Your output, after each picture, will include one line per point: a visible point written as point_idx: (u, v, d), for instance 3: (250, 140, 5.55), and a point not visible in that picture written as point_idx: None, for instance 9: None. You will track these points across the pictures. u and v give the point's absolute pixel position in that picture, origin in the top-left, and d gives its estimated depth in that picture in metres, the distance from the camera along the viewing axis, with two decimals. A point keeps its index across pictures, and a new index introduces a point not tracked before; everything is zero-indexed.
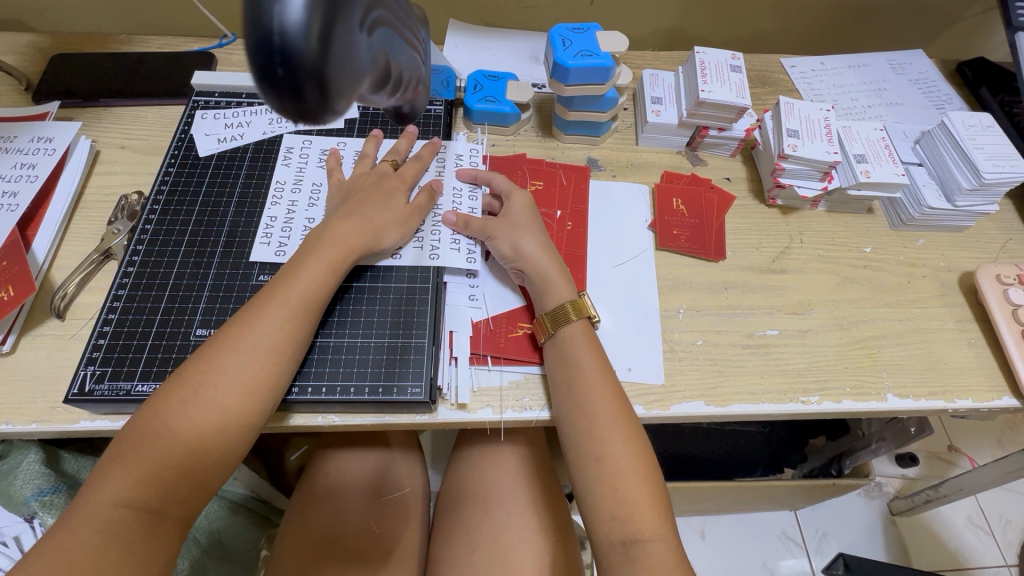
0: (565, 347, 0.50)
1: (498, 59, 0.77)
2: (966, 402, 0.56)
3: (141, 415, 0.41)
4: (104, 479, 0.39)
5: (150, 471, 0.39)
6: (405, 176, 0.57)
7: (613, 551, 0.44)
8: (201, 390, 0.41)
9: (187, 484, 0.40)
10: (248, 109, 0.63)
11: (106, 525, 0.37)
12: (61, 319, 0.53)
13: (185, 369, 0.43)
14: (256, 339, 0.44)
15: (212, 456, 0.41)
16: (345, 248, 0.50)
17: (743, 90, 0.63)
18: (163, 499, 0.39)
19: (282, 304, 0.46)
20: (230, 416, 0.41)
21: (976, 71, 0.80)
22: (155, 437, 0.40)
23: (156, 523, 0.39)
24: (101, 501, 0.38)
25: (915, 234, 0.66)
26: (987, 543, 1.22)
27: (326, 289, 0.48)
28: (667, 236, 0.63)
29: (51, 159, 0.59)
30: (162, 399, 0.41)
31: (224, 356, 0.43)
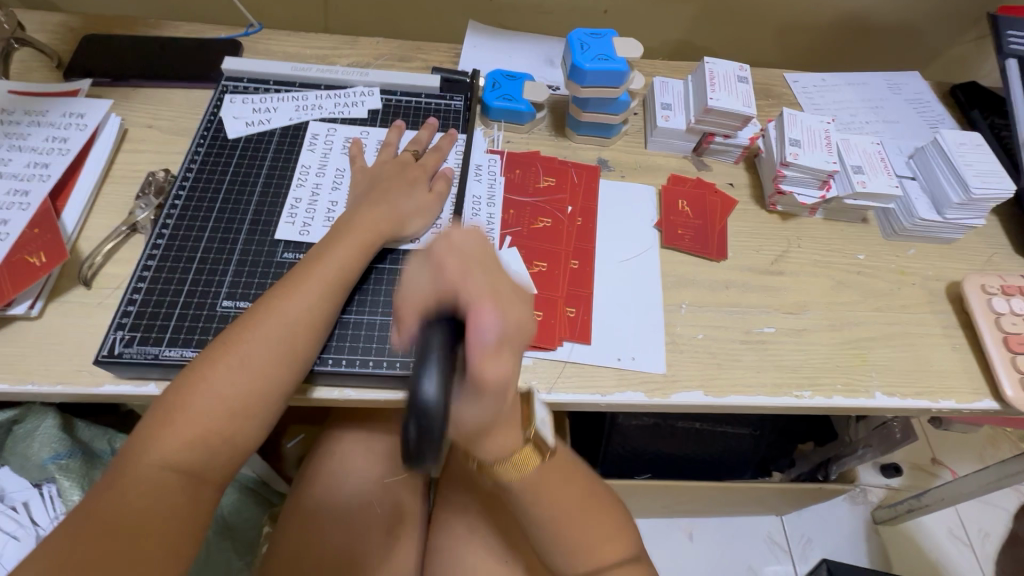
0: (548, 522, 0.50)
1: (515, 60, 0.80)
2: (949, 403, 0.59)
3: (185, 378, 0.44)
4: (152, 440, 0.41)
5: (197, 435, 0.42)
6: (426, 166, 0.61)
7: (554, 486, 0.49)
8: (245, 359, 0.44)
9: (228, 447, 0.44)
10: (275, 95, 0.66)
11: (154, 487, 0.40)
12: (87, 287, 0.54)
13: (227, 337, 0.46)
14: (296, 314, 0.47)
15: (251, 422, 0.44)
16: (373, 232, 0.53)
17: (749, 100, 0.67)
18: (206, 462, 0.42)
19: (319, 281, 0.49)
20: (269, 385, 0.45)
21: (968, 94, 0.84)
22: (201, 402, 0.43)
23: (196, 487, 0.42)
24: (148, 463, 0.41)
25: (907, 244, 0.69)
26: (965, 554, 1.25)
27: (356, 268, 0.52)
28: (672, 236, 0.65)
29: (81, 134, 0.61)
30: (208, 363, 0.44)
31: (265, 328, 0.46)
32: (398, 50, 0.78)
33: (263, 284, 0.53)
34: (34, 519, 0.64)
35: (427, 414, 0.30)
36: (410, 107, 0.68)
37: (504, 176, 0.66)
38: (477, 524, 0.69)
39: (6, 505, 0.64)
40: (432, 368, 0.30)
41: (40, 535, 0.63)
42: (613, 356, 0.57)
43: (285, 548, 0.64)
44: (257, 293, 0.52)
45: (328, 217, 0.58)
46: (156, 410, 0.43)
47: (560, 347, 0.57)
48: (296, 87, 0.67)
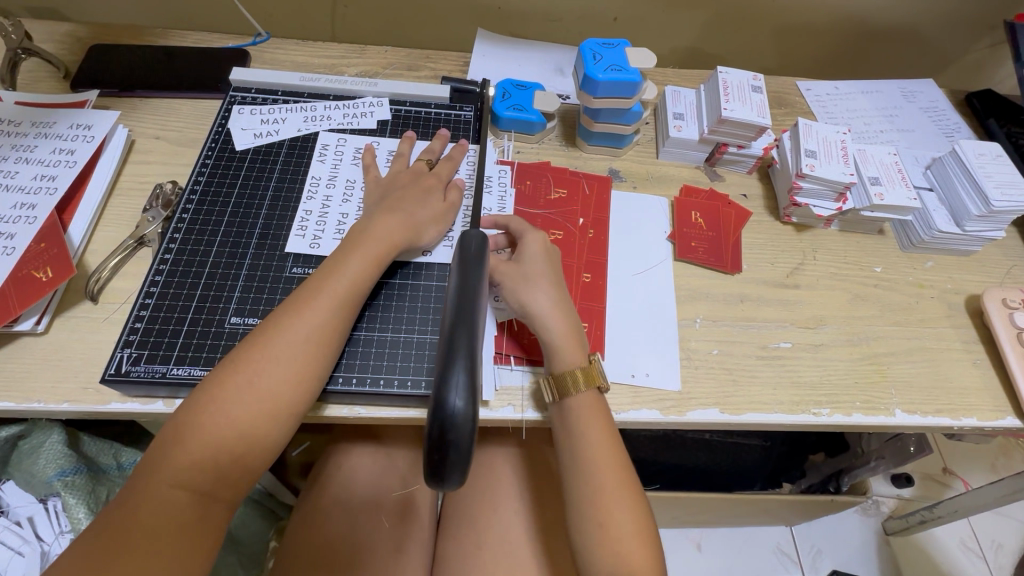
0: (571, 415, 0.50)
1: (524, 69, 0.79)
2: (971, 420, 0.58)
3: (195, 399, 0.43)
4: (161, 463, 0.40)
5: (207, 457, 0.41)
6: (441, 175, 0.59)
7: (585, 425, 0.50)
8: (255, 378, 0.43)
9: (238, 468, 0.43)
10: (283, 106, 0.65)
11: (164, 510, 0.39)
12: (93, 302, 0.53)
13: (237, 356, 0.45)
14: (307, 331, 0.46)
15: (262, 443, 0.43)
16: (385, 244, 0.52)
17: (764, 110, 0.66)
18: (216, 485, 0.41)
19: (330, 297, 0.48)
20: (281, 404, 0.44)
21: (985, 102, 0.83)
22: (211, 423, 0.42)
23: (206, 510, 0.41)
24: (158, 485, 0.40)
25: (924, 256, 0.68)
26: (979, 567, 1.23)
27: (369, 283, 0.50)
28: (685, 248, 0.64)
29: (88, 146, 0.61)
30: (218, 383, 0.43)
31: (276, 347, 0.45)
32: (407, 59, 0.77)
33: (273, 298, 0.52)
34: (39, 534, 0.63)
35: (452, 429, 0.34)
36: (419, 117, 0.67)
37: (514, 187, 0.65)
38: None
39: (11, 520, 0.64)
40: (459, 386, 0.34)
41: (44, 551, 0.62)
42: (627, 372, 0.56)
43: (292, 563, 0.63)
44: (266, 308, 0.52)
45: (338, 230, 0.57)
46: (166, 431, 0.42)
47: None
48: (305, 97, 0.67)
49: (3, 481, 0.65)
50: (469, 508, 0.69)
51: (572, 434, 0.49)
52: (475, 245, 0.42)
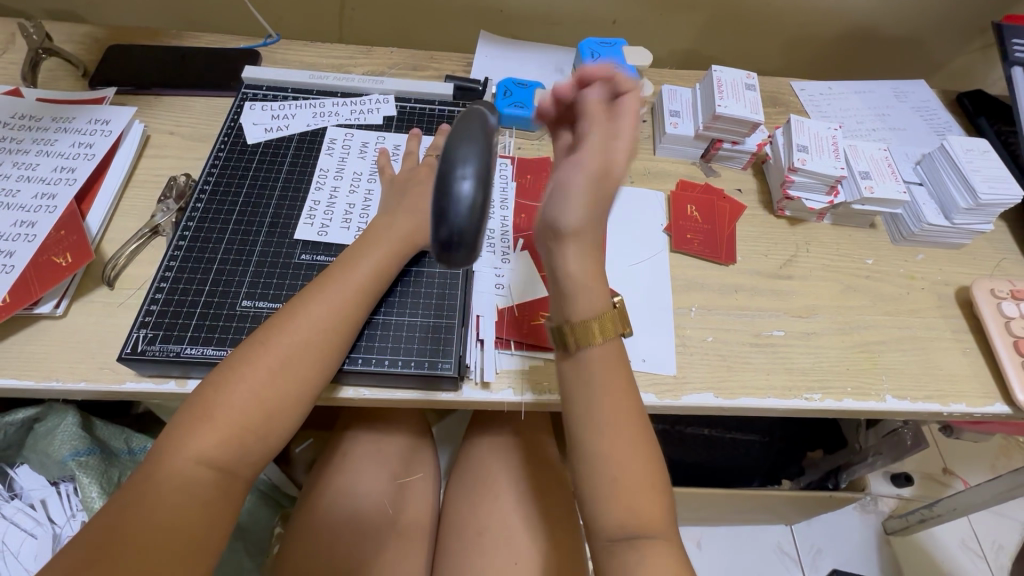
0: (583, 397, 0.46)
1: (526, 69, 0.81)
2: (960, 406, 0.59)
3: (222, 375, 0.44)
4: (188, 436, 0.42)
5: (234, 432, 0.43)
6: None
7: (614, 544, 0.43)
8: (278, 360, 0.45)
9: (258, 446, 0.44)
10: (293, 102, 0.68)
11: (191, 482, 0.41)
12: (110, 287, 0.55)
13: (262, 336, 0.46)
14: (330, 318, 0.48)
15: (283, 421, 0.45)
16: (402, 241, 0.54)
17: (757, 107, 0.68)
18: (239, 459, 0.43)
19: (352, 286, 0.50)
20: (302, 386, 0.46)
21: (975, 102, 0.85)
22: (239, 399, 0.43)
23: (229, 484, 0.43)
24: (183, 459, 0.41)
25: (915, 249, 0.70)
26: (980, 567, 1.23)
27: (386, 273, 0.52)
28: (681, 240, 0.66)
29: (106, 139, 0.63)
30: (244, 362, 0.45)
31: (303, 331, 0.47)
32: (412, 60, 0.80)
33: (283, 284, 0.54)
34: (53, 516, 0.65)
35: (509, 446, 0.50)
36: (423, 114, 0.70)
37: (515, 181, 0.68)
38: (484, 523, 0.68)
39: (25, 502, 0.65)
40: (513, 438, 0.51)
41: (56, 533, 0.64)
42: (624, 357, 0.58)
43: (302, 547, 0.64)
44: (276, 293, 0.54)
45: (346, 219, 0.59)
46: (190, 408, 0.43)
47: None
48: (314, 95, 0.69)
49: (17, 465, 0.67)
50: (469, 497, 0.71)
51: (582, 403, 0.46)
52: (479, 121, 0.39)
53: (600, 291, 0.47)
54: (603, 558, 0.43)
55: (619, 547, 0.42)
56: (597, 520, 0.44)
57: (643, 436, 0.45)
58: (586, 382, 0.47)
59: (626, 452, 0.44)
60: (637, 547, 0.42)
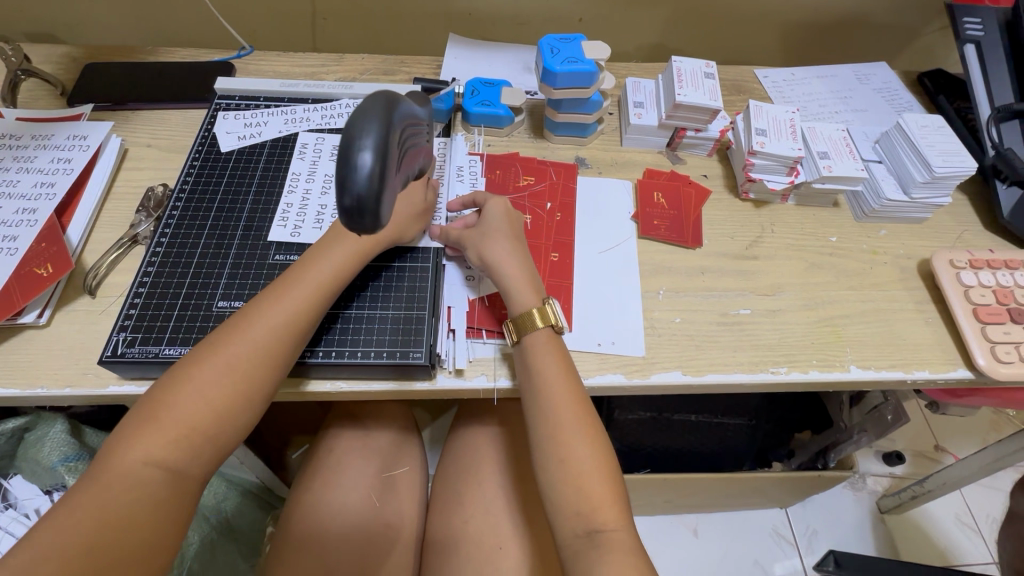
0: (537, 391, 0.51)
1: (494, 69, 0.83)
2: (923, 373, 0.61)
3: (172, 379, 0.46)
4: (139, 437, 0.43)
5: (183, 432, 0.44)
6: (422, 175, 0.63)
7: (577, 541, 0.47)
8: (231, 361, 0.46)
9: (209, 446, 0.45)
10: (265, 111, 0.70)
11: (139, 482, 0.42)
12: (92, 296, 0.57)
13: (214, 340, 0.48)
14: (283, 319, 0.49)
15: (235, 421, 0.46)
16: (370, 244, 0.56)
17: (716, 94, 0.70)
18: (189, 460, 0.44)
19: (308, 288, 0.51)
20: (254, 386, 0.47)
21: (935, 81, 0.87)
22: (188, 400, 0.44)
23: (180, 484, 0.44)
24: (132, 459, 0.42)
25: (877, 225, 0.72)
26: (975, 540, 1.24)
27: (344, 272, 0.53)
28: (648, 226, 0.68)
29: (84, 154, 0.65)
30: (196, 365, 0.46)
31: (253, 332, 0.48)
32: (382, 65, 0.82)
33: (258, 284, 0.56)
34: None
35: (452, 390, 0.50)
36: None
37: (484, 176, 0.70)
38: (471, 512, 0.69)
39: (19, 512, 0.67)
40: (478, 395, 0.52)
41: None
42: (594, 341, 0.60)
43: (290, 545, 0.66)
44: (251, 292, 0.55)
45: (318, 219, 0.61)
46: (143, 411, 0.44)
47: None
48: (285, 102, 0.71)
49: (11, 475, 0.69)
50: (454, 489, 0.72)
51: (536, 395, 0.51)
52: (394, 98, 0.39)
53: (532, 291, 0.55)
54: (570, 561, 0.47)
55: (582, 547, 0.47)
56: (556, 515, 0.49)
57: (590, 421, 0.51)
58: (535, 378, 0.52)
59: (573, 434, 0.50)
60: (598, 543, 0.46)
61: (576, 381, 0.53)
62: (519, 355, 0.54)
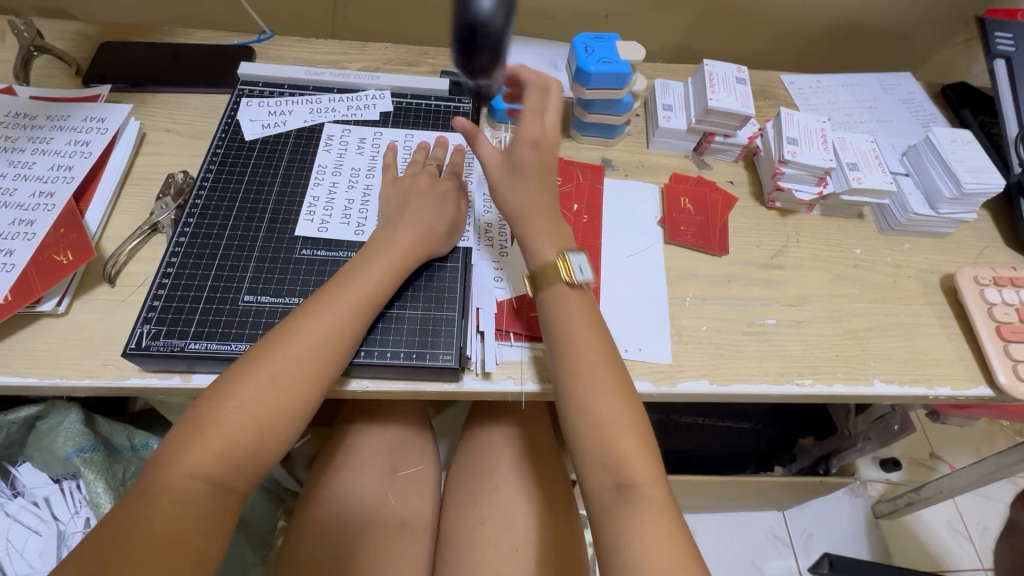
0: (551, 306, 0.53)
1: (520, 64, 0.82)
2: (945, 389, 0.61)
3: (216, 391, 0.45)
4: (184, 451, 0.43)
5: (227, 449, 0.43)
6: (453, 177, 0.62)
7: (606, 494, 0.46)
8: (274, 376, 0.46)
9: (251, 461, 0.45)
10: (289, 99, 0.68)
11: (184, 497, 0.41)
12: (111, 285, 0.56)
13: (257, 353, 0.47)
14: (327, 333, 0.48)
15: (277, 437, 0.46)
16: (407, 254, 0.55)
17: (748, 100, 0.69)
18: (233, 475, 0.44)
19: (350, 299, 0.50)
20: (298, 400, 0.46)
21: (959, 94, 0.87)
22: (231, 416, 0.44)
23: (223, 498, 0.43)
24: (178, 474, 0.42)
25: (901, 238, 0.72)
26: (965, 547, 1.27)
27: (384, 285, 0.52)
28: (675, 232, 0.68)
29: (103, 137, 0.63)
30: (238, 380, 0.45)
31: (299, 346, 0.47)
32: (406, 56, 0.80)
33: (284, 279, 0.55)
34: (56, 514, 0.66)
35: None
36: (419, 109, 0.70)
37: None
38: (487, 513, 0.69)
39: (28, 500, 0.66)
40: None
41: (61, 530, 0.65)
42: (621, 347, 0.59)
43: (302, 544, 0.65)
44: (277, 288, 0.54)
45: (346, 214, 0.60)
46: (186, 425, 0.44)
47: None
48: (310, 90, 0.69)
49: (18, 463, 0.67)
50: (468, 487, 0.72)
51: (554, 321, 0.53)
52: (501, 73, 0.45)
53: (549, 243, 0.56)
54: (599, 516, 0.46)
55: (611, 501, 0.46)
56: (581, 469, 0.48)
57: (609, 364, 0.51)
58: (556, 323, 0.52)
59: (594, 379, 0.50)
60: (628, 498, 0.45)
61: (599, 331, 0.53)
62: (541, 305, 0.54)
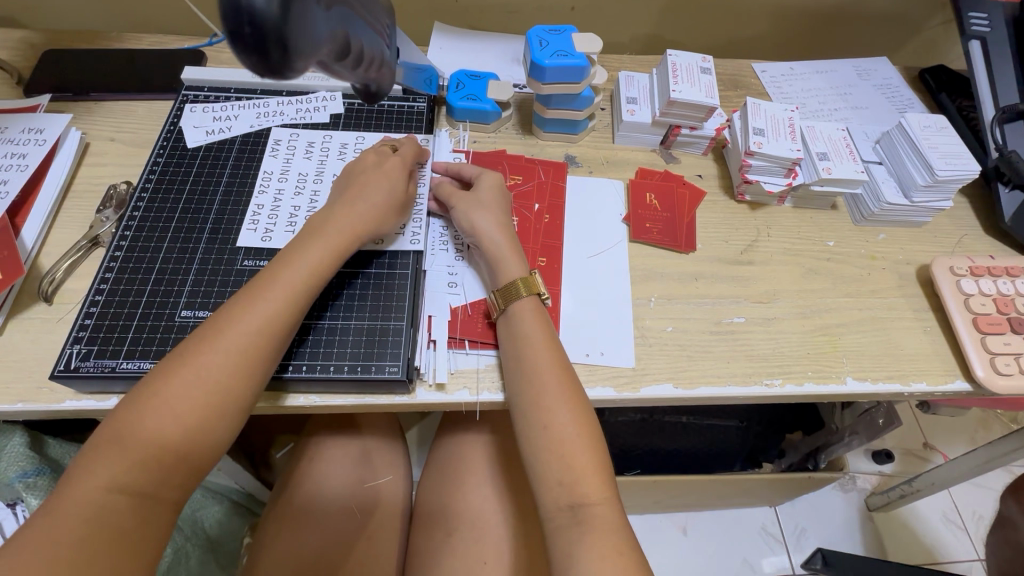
0: (513, 321, 0.52)
1: (482, 60, 0.79)
2: (921, 385, 0.59)
3: (137, 394, 0.42)
4: (101, 460, 0.40)
5: (150, 454, 0.41)
6: (404, 155, 0.59)
7: (561, 516, 0.45)
8: (199, 373, 0.43)
9: (181, 467, 0.42)
10: (236, 103, 0.66)
11: (101, 510, 0.38)
12: (48, 303, 0.54)
13: (183, 351, 0.44)
14: (260, 327, 0.45)
15: (209, 439, 0.43)
16: (349, 238, 0.52)
17: (713, 91, 0.67)
18: (158, 484, 0.41)
19: (285, 291, 0.47)
20: (229, 398, 0.43)
21: (936, 78, 0.84)
22: (154, 418, 0.41)
23: (149, 509, 0.41)
24: (95, 485, 0.39)
25: (876, 229, 0.69)
26: (961, 538, 1.25)
27: (320, 273, 0.50)
28: (640, 229, 0.65)
29: (41, 149, 0.61)
30: (161, 380, 0.42)
31: (227, 340, 0.44)
32: None
33: (224, 292, 0.53)
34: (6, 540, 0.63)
35: None
36: (372, 110, 0.68)
37: None
38: (454, 525, 0.66)
39: None
40: None
41: None
42: (582, 351, 0.57)
43: (263, 561, 0.63)
44: (216, 301, 0.52)
45: (290, 222, 0.57)
46: (105, 431, 0.41)
47: None
48: (258, 94, 0.67)
49: None
50: (437, 498, 0.70)
51: (515, 333, 0.51)
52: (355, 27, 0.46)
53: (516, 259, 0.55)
54: (552, 536, 0.45)
55: (566, 522, 0.45)
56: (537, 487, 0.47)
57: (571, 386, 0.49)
58: (519, 338, 0.51)
59: (556, 399, 0.48)
60: (580, 520, 0.44)
61: (558, 346, 0.51)
62: (504, 323, 0.53)
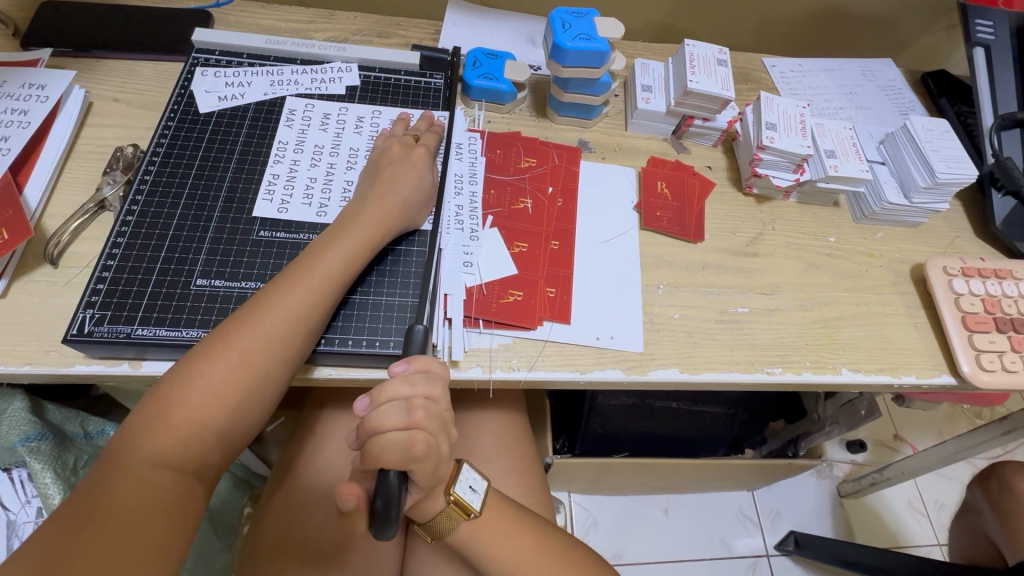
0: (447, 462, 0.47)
1: (497, 39, 0.79)
2: (910, 378, 0.62)
3: (178, 373, 0.43)
4: (147, 436, 0.41)
5: (193, 432, 0.42)
6: (427, 144, 0.60)
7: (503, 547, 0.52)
8: (244, 355, 0.44)
9: (219, 445, 0.43)
10: (248, 69, 0.64)
11: (147, 486, 0.39)
12: (53, 266, 0.52)
13: (223, 332, 0.45)
14: (298, 311, 0.46)
15: (246, 419, 0.44)
16: (378, 228, 0.53)
17: (728, 83, 0.67)
18: (200, 460, 0.42)
19: (320, 276, 0.48)
20: (267, 380, 0.45)
21: (938, 82, 0.87)
22: (198, 398, 0.42)
23: (189, 485, 0.42)
24: (140, 460, 0.40)
25: (874, 227, 0.72)
26: (923, 524, 1.32)
27: (354, 262, 0.51)
28: (650, 217, 0.66)
29: (43, 106, 0.59)
30: (203, 359, 0.43)
31: (267, 324, 0.45)
32: (376, 27, 0.76)
33: (240, 262, 0.52)
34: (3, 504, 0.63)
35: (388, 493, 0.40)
36: (388, 84, 0.67)
37: (485, 155, 0.66)
38: None
39: None
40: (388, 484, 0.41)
41: (10, 520, 0.62)
42: (593, 334, 0.58)
43: (268, 527, 0.64)
44: (233, 271, 0.52)
45: (307, 195, 0.57)
46: (146, 407, 0.42)
47: (540, 327, 0.57)
48: (271, 61, 0.65)
49: None
50: None
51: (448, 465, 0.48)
52: None
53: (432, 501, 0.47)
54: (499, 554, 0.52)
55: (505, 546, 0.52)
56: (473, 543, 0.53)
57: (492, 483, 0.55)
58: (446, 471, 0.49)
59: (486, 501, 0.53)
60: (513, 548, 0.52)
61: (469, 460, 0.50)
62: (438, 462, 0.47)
